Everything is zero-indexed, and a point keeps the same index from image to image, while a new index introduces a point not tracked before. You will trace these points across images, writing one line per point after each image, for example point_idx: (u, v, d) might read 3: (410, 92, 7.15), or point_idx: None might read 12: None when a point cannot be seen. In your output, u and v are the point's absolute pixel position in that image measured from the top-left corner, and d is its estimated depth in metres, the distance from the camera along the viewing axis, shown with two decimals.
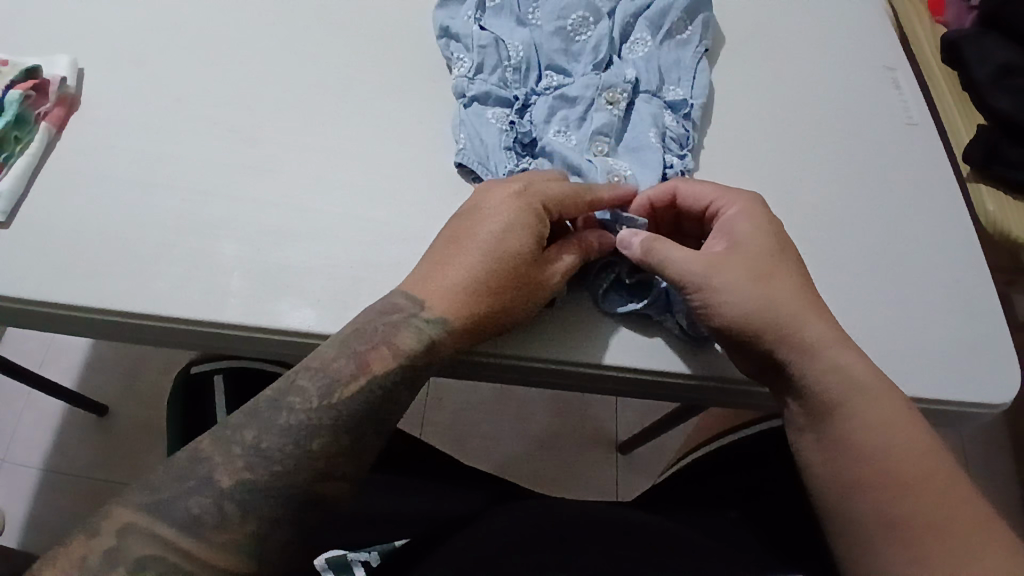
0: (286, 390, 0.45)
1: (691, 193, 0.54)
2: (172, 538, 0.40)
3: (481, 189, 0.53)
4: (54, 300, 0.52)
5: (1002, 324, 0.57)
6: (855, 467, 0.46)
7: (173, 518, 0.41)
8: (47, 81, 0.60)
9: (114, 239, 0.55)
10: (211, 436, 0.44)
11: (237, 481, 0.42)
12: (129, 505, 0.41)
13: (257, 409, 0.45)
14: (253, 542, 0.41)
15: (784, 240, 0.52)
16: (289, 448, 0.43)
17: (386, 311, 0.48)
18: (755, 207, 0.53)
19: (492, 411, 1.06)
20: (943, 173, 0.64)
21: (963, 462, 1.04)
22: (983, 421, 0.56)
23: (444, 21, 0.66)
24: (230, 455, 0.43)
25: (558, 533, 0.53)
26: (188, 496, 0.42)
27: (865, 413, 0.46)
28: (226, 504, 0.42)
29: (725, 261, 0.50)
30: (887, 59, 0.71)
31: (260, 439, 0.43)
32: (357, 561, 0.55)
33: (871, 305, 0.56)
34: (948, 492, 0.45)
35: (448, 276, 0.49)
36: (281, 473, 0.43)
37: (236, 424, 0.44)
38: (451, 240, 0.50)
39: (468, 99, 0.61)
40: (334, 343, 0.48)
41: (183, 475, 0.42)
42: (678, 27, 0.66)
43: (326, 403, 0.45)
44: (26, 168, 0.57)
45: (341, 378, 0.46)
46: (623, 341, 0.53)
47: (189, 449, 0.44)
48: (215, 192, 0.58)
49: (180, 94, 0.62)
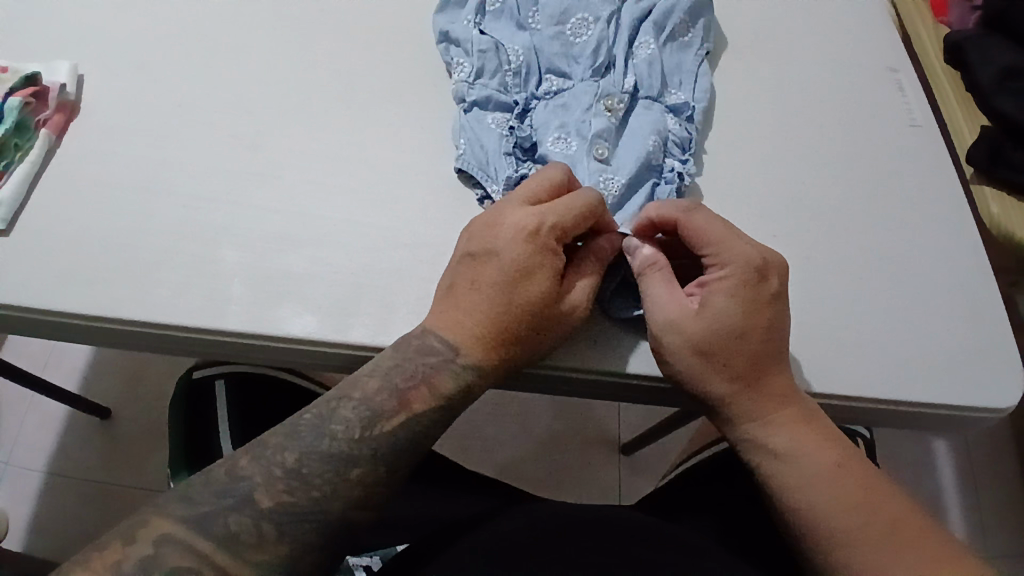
0: (328, 418, 0.46)
1: (690, 235, 0.50)
2: (208, 551, 0.41)
3: (492, 219, 0.50)
4: (56, 308, 0.52)
5: (1007, 330, 0.57)
6: (805, 527, 0.47)
7: (211, 532, 0.41)
8: (47, 87, 0.60)
9: (114, 247, 0.55)
10: (250, 455, 0.44)
11: (277, 503, 0.42)
12: (167, 517, 0.41)
13: (298, 433, 0.45)
14: (288, 563, 0.42)
15: (756, 321, 0.48)
16: (329, 474, 0.44)
17: (421, 349, 0.48)
18: (747, 271, 0.49)
19: (495, 413, 1.06)
20: (946, 176, 0.64)
21: (963, 462, 1.04)
22: (987, 425, 0.56)
23: (443, 26, 0.66)
24: (271, 477, 0.43)
25: (558, 538, 0.52)
26: (227, 513, 0.42)
27: (803, 468, 0.48)
28: (265, 525, 0.42)
29: (679, 324, 0.49)
30: (888, 60, 0.71)
31: (301, 464, 0.44)
32: (357, 565, 0.62)
33: (873, 309, 0.56)
34: (892, 541, 0.45)
35: (474, 324, 0.48)
36: (320, 500, 0.43)
37: (277, 446, 0.45)
38: (471, 285, 0.49)
39: (468, 105, 0.61)
40: (375, 374, 0.48)
41: (222, 492, 0.43)
42: (681, 30, 0.66)
43: (368, 435, 0.45)
44: (26, 176, 0.57)
45: (384, 413, 0.46)
46: (634, 351, 0.53)
47: (228, 464, 0.44)
48: (216, 198, 0.58)
49: (181, 99, 0.62)
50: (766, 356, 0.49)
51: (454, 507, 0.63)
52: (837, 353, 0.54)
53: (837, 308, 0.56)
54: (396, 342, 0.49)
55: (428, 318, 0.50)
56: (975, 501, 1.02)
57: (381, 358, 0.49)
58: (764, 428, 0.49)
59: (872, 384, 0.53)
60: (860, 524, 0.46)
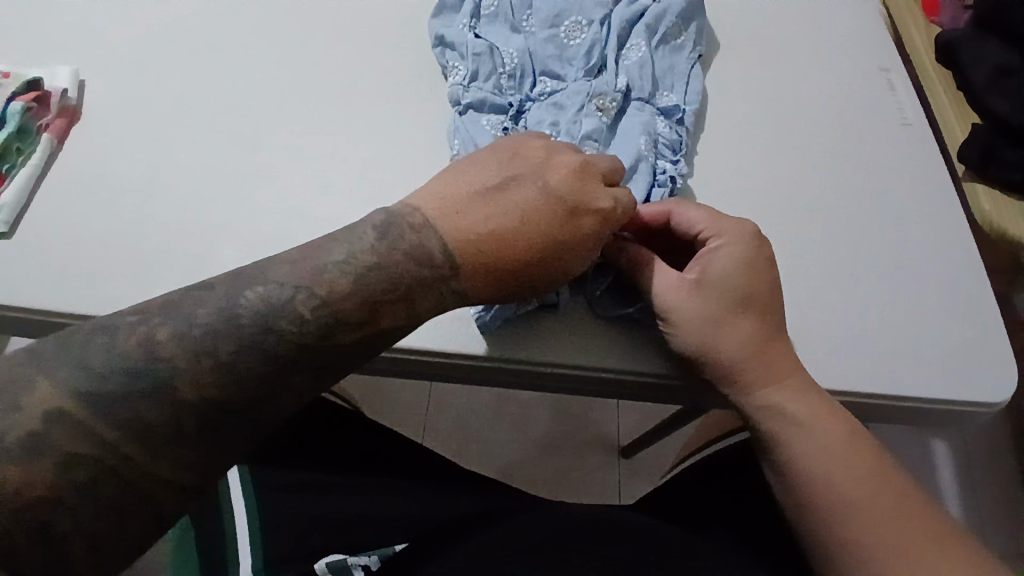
0: (277, 310, 0.41)
1: (681, 218, 0.52)
2: (112, 439, 0.36)
3: (577, 171, 0.50)
4: (56, 310, 0.53)
5: (1001, 324, 0.57)
6: (805, 495, 0.48)
7: (121, 419, 0.36)
8: (48, 93, 0.61)
9: (115, 247, 0.56)
10: (171, 329, 0.39)
11: (202, 399, 0.38)
12: (64, 388, 0.36)
13: (237, 323, 0.40)
14: (202, 461, 0.38)
15: (759, 284, 0.50)
16: (264, 376, 0.40)
17: (411, 253, 0.45)
18: (744, 243, 0.51)
19: (493, 416, 1.06)
20: (938, 174, 0.65)
21: (961, 465, 1.05)
22: (981, 420, 0.56)
23: (439, 30, 0.67)
24: (198, 368, 0.38)
25: (554, 538, 0.53)
26: (140, 400, 0.37)
27: (804, 445, 0.48)
28: (184, 418, 0.38)
29: (689, 300, 0.49)
30: (881, 60, 0.72)
31: (236, 358, 0.39)
32: (356, 564, 0.56)
33: (865, 306, 0.57)
34: (899, 512, 0.46)
35: (481, 239, 0.46)
36: (249, 401, 0.39)
37: (206, 328, 0.39)
38: (511, 208, 0.48)
39: (463, 107, 0.62)
40: (345, 272, 0.43)
41: (134, 372, 0.37)
42: (673, 32, 0.67)
43: (323, 344, 0.41)
44: (28, 179, 0.57)
45: (347, 322, 0.42)
46: (597, 345, 0.54)
47: (142, 332, 0.38)
48: (216, 199, 0.58)
49: (182, 102, 0.63)
50: (768, 325, 0.50)
51: (454, 498, 0.61)
52: (831, 348, 0.55)
53: (830, 303, 0.57)
54: (383, 235, 0.45)
55: (431, 210, 0.47)
56: (973, 504, 1.02)
57: (358, 251, 0.44)
58: (783, 394, 0.49)
59: (866, 380, 0.53)
60: (873, 494, 0.46)
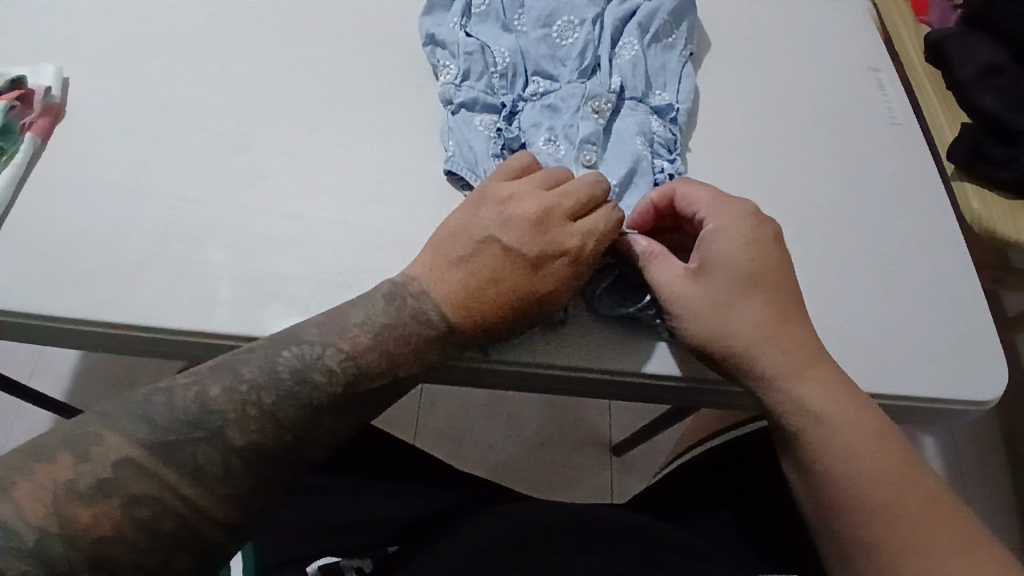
0: (310, 365, 0.44)
1: (686, 197, 0.53)
2: (173, 481, 0.39)
3: (538, 220, 0.48)
4: (38, 312, 0.52)
5: (990, 325, 0.57)
6: (831, 492, 0.45)
7: (178, 463, 0.39)
8: (32, 91, 0.59)
9: (100, 248, 0.55)
10: (221, 385, 0.42)
11: (250, 442, 0.41)
12: (126, 438, 0.39)
13: (278, 375, 0.43)
14: (248, 498, 0.41)
15: (768, 260, 0.50)
16: (303, 420, 0.43)
17: (415, 313, 0.47)
18: (742, 213, 0.51)
19: (485, 415, 1.06)
20: (927, 173, 0.65)
21: (951, 462, 1.05)
22: (970, 418, 0.56)
23: (430, 28, 0.66)
24: (244, 416, 0.41)
25: (546, 537, 0.52)
26: (196, 445, 0.40)
27: (827, 441, 0.45)
28: (233, 459, 0.40)
29: (700, 284, 0.49)
30: (871, 60, 0.72)
31: (277, 407, 0.42)
32: (347, 566, 0.54)
33: (856, 304, 0.57)
34: (930, 519, 0.43)
35: (464, 298, 0.47)
36: (291, 444, 0.42)
37: (252, 382, 0.42)
38: (483, 274, 0.48)
39: (456, 106, 0.61)
40: (366, 329, 0.46)
41: (190, 421, 0.41)
42: (665, 31, 0.66)
43: (351, 393, 0.44)
44: (10, 179, 0.56)
45: (371, 372, 0.45)
46: (604, 351, 0.53)
47: (196, 390, 0.42)
48: (204, 201, 0.57)
49: (168, 101, 0.62)
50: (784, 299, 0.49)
51: (444, 501, 0.61)
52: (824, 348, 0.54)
53: (826, 301, 0.57)
54: (393, 297, 0.47)
55: (423, 275, 0.49)
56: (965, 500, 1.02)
57: (375, 312, 0.47)
58: (807, 387, 0.47)
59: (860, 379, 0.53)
60: (900, 494, 0.43)
